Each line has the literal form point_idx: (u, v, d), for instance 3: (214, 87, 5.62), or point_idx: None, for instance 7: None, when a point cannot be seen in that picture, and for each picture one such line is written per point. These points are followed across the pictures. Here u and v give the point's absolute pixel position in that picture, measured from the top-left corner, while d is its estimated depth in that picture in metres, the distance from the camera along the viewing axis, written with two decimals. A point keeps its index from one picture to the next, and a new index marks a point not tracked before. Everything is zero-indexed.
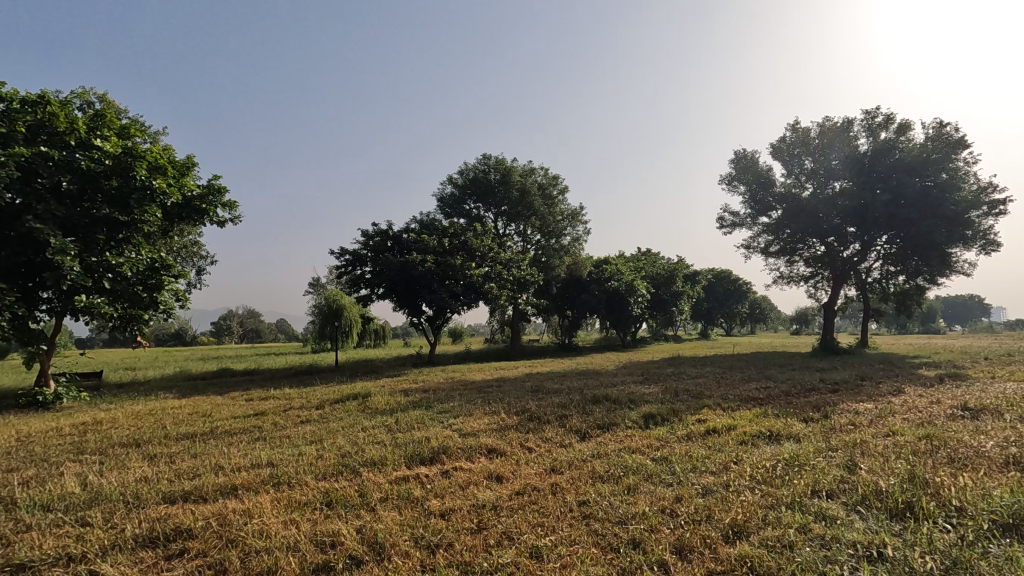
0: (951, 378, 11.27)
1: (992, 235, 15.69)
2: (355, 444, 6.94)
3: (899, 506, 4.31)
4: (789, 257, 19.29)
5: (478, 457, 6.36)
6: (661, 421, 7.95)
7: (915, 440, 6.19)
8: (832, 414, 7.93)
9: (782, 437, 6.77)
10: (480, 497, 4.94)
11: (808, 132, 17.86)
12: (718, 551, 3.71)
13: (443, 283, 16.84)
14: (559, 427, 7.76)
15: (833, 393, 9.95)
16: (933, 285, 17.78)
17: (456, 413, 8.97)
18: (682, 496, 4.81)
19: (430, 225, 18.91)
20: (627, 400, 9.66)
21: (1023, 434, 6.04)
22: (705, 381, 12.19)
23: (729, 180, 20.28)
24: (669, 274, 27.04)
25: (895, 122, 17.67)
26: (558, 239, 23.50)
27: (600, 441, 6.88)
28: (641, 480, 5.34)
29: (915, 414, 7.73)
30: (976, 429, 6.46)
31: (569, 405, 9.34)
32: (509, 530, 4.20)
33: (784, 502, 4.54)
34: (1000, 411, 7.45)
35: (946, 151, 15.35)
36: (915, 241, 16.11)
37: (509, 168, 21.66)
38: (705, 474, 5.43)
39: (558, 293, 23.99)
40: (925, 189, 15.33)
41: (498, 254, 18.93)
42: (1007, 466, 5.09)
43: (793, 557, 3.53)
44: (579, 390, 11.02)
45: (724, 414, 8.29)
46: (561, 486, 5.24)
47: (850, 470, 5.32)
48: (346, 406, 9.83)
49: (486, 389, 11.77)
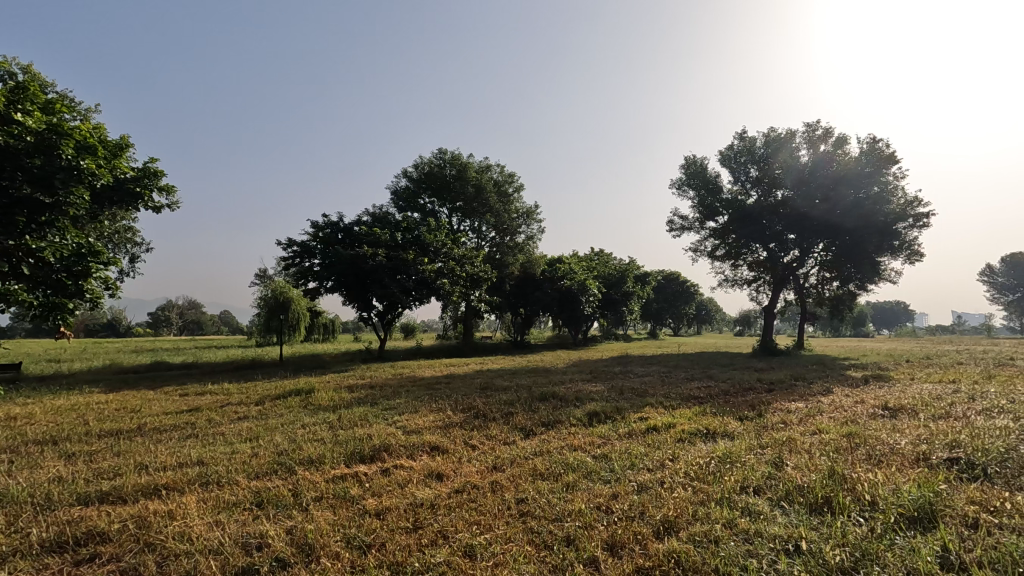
0: (876, 379, 11.96)
1: (916, 246, 16.77)
2: (293, 442, 6.73)
3: (819, 501, 4.54)
4: (734, 261, 20.05)
5: (420, 455, 6.28)
6: (605, 419, 8.08)
7: (838, 437, 6.53)
8: (765, 413, 8.27)
9: (717, 435, 7.01)
10: (418, 496, 4.87)
11: (754, 142, 18.46)
12: (648, 547, 3.79)
13: (394, 278, 16.57)
14: (504, 424, 7.78)
15: (769, 392, 10.41)
16: (864, 291, 18.81)
17: (401, 410, 8.82)
18: (618, 493, 4.90)
19: (383, 218, 18.67)
20: (573, 398, 9.76)
21: (934, 432, 6.50)
22: (650, 379, 12.53)
23: (679, 184, 20.85)
24: (620, 274, 27.54)
25: (833, 135, 18.53)
26: (513, 237, 23.60)
27: (544, 438, 6.93)
28: (581, 477, 5.40)
29: (841, 412, 8.18)
30: (892, 428, 6.88)
31: (515, 403, 9.38)
32: (444, 529, 4.16)
33: (713, 498, 4.70)
34: (915, 410, 7.97)
35: (879, 165, 16.24)
36: (848, 249, 17.07)
37: (465, 163, 21.41)
38: (642, 471, 5.56)
39: (511, 291, 24.02)
40: (859, 201, 16.17)
41: (452, 249, 18.62)
42: (916, 463, 5.45)
43: (717, 552, 3.66)
44: (527, 388, 11.04)
45: (665, 413, 8.49)
46: (501, 484, 5.24)
47: (778, 467, 5.56)
48: (288, 403, 9.51)
49: (435, 386, 11.66)
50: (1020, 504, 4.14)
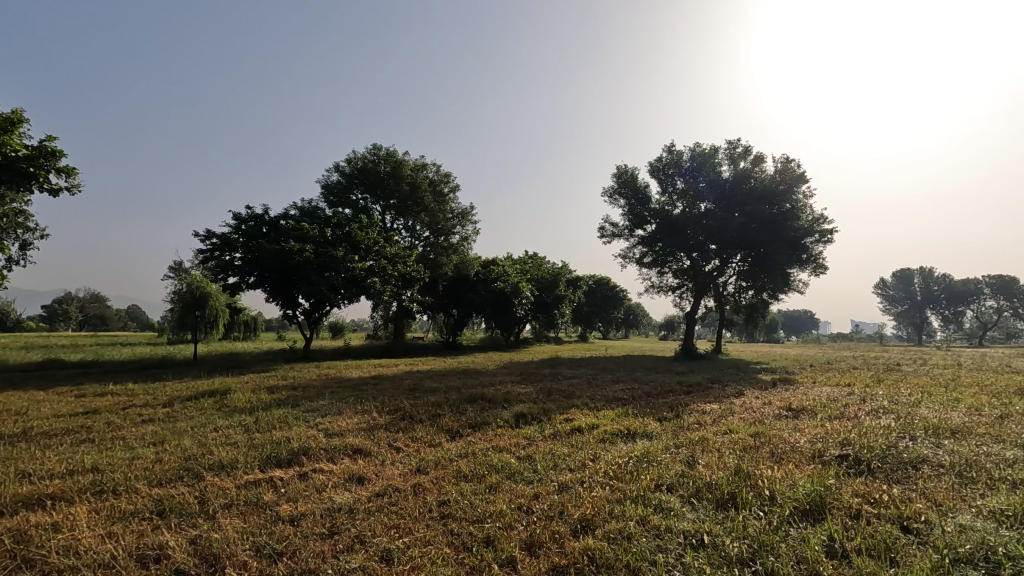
0: (783, 382, 12.88)
1: (821, 260, 18.30)
2: (203, 446, 6.35)
3: (725, 497, 4.82)
4: (660, 269, 20.87)
5: (341, 458, 6.10)
6: (532, 420, 8.19)
7: (746, 437, 6.96)
8: (683, 414, 8.69)
9: (637, 435, 7.29)
10: (336, 501, 4.73)
11: (681, 155, 19.32)
12: (565, 546, 3.88)
13: (322, 276, 15.97)
14: (431, 426, 7.71)
15: (687, 394, 10.91)
16: (776, 300, 20.16)
17: (324, 412, 8.51)
18: (540, 493, 4.98)
19: (311, 213, 18.00)
20: (502, 400, 9.81)
21: (828, 431, 7.07)
22: (578, 382, 12.81)
23: (610, 193, 21.45)
24: (553, 278, 28.01)
25: (752, 153, 19.80)
26: (448, 237, 23.53)
27: (469, 440, 6.91)
28: (504, 478, 5.45)
29: (750, 413, 8.73)
30: (795, 428, 7.42)
31: (444, 404, 9.31)
32: (362, 534, 4.06)
33: (630, 496, 4.87)
34: (815, 411, 8.64)
35: (791, 184, 17.53)
36: (763, 261, 18.31)
37: (399, 161, 21.02)
38: (564, 471, 5.68)
39: (445, 292, 23.88)
40: (773, 215, 17.45)
41: (384, 247, 18.23)
42: (812, 460, 5.90)
43: (629, 548, 3.80)
44: (457, 389, 10.97)
45: (590, 414, 8.70)
46: (424, 486, 5.19)
47: (691, 465, 5.85)
48: (200, 405, 8.93)
49: (362, 387, 11.39)
50: (894, 495, 4.60)
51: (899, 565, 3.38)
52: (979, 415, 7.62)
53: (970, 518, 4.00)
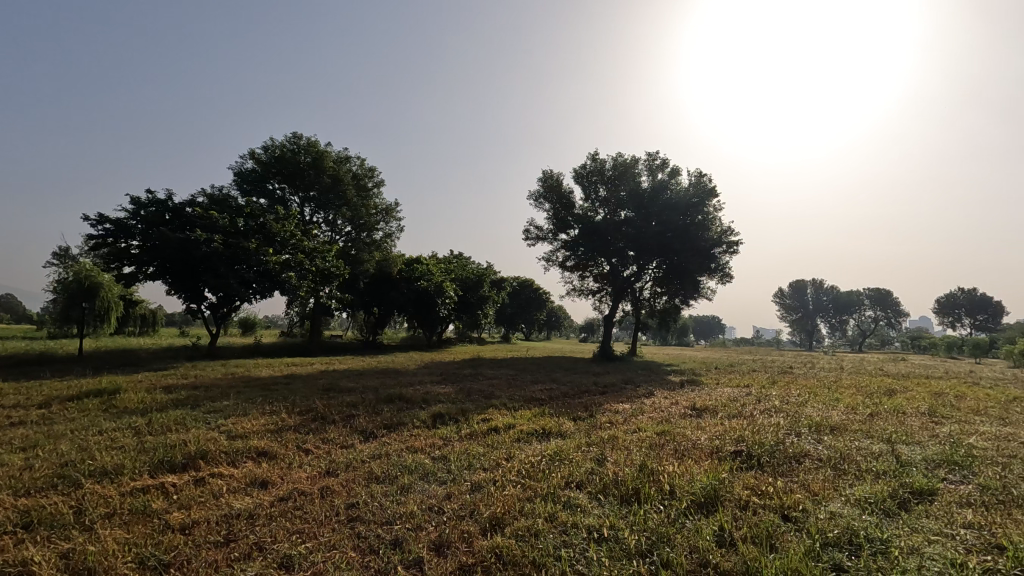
0: (689, 383, 13.72)
1: (727, 269, 19.64)
2: (85, 451, 5.77)
3: (629, 492, 5.05)
4: (581, 272, 21.43)
5: (243, 461, 5.76)
6: (449, 421, 8.16)
7: (653, 435, 7.34)
8: (596, 413, 9.02)
9: (552, 434, 7.48)
10: (234, 507, 4.46)
11: (604, 163, 19.93)
12: (473, 545, 3.90)
13: (231, 268, 14.99)
14: (344, 427, 7.45)
15: (602, 394, 11.34)
16: (687, 305, 21.36)
17: (229, 413, 8.03)
18: (452, 493, 4.97)
19: (221, 201, 16.85)
20: (420, 400, 9.69)
21: (727, 429, 7.61)
22: (498, 382, 12.93)
23: (535, 196, 21.72)
24: (477, 278, 27.98)
25: (669, 165, 20.83)
26: (370, 234, 22.86)
27: (384, 441, 6.79)
28: (417, 478, 5.39)
29: (658, 412, 9.21)
30: (697, 425, 7.93)
31: (359, 404, 9.08)
32: (261, 541, 3.86)
33: (540, 494, 4.98)
34: (715, 410, 9.27)
35: (703, 197, 18.63)
36: (676, 268, 19.34)
37: (321, 151, 20.19)
38: (478, 471, 5.70)
39: (365, 289, 23.04)
40: (686, 226, 18.49)
41: (302, 241, 17.38)
42: (710, 456, 6.30)
43: (536, 544, 3.89)
44: (374, 390, 10.69)
45: (507, 414, 8.80)
46: (332, 489, 5.02)
47: (600, 462, 6.08)
48: (83, 406, 8.12)
49: (272, 386, 10.84)
50: (778, 487, 5.02)
51: (778, 550, 3.69)
52: (853, 413, 8.52)
53: (839, 506, 4.45)
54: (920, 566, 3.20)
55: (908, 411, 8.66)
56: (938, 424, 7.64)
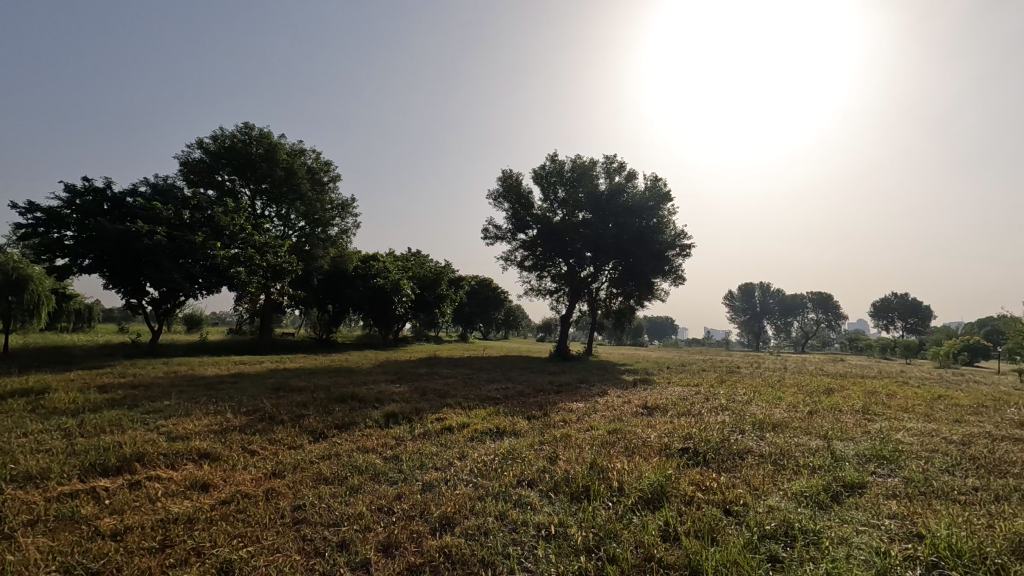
0: (642, 382, 14.02)
1: (680, 271, 20.20)
2: (8, 454, 5.41)
3: (579, 489, 5.12)
4: (539, 272, 21.55)
5: (184, 464, 5.53)
6: (402, 420, 8.05)
7: (605, 433, 7.48)
8: (550, 412, 9.10)
9: (506, 433, 7.50)
10: (171, 511, 4.27)
11: (563, 165, 20.11)
12: (422, 545, 3.87)
13: (176, 262, 14.32)
14: (293, 427, 7.25)
15: (557, 393, 11.44)
16: (641, 306, 21.82)
17: (170, 413, 7.68)
18: (402, 493, 4.92)
19: (166, 191, 16.07)
20: (373, 399, 9.53)
21: (676, 426, 7.83)
22: (454, 381, 12.87)
23: (495, 195, 21.74)
24: (435, 276, 27.71)
25: (626, 169, 21.25)
26: (326, 230, 22.22)
27: (334, 441, 6.64)
28: (367, 479, 5.30)
29: (611, 411, 9.39)
30: (647, 424, 8.12)
31: (310, 404, 8.85)
32: (199, 545, 3.71)
33: (492, 492, 5.00)
34: (665, 409, 9.51)
35: (658, 201, 19.09)
36: (632, 270, 19.73)
37: (274, 143, 19.53)
38: (430, 471, 5.66)
39: (320, 286, 22.52)
40: (642, 228, 18.92)
41: (252, 235, 16.76)
42: (659, 453, 6.47)
43: (486, 543, 3.90)
44: (326, 389, 10.43)
45: (462, 413, 8.77)
46: (277, 491, 4.88)
47: (552, 460, 6.15)
48: (7, 406, 7.60)
49: (217, 386, 10.41)
50: (722, 482, 5.20)
51: (719, 543, 3.83)
52: (794, 411, 8.92)
53: (777, 499, 4.65)
54: (848, 554, 3.39)
55: (844, 409, 9.13)
56: (870, 421, 8.09)
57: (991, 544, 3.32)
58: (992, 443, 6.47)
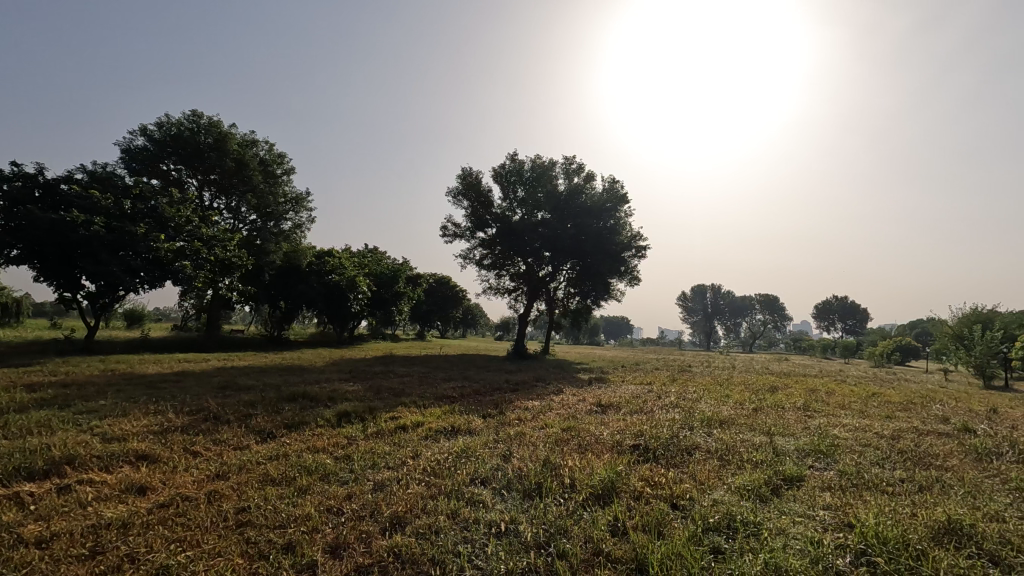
0: (597, 380, 14.23)
1: (636, 272, 20.66)
2: None
3: (532, 487, 5.16)
4: (497, 271, 21.51)
5: (120, 466, 5.26)
6: (355, 420, 7.89)
7: (559, 431, 7.56)
8: (506, 410, 9.13)
9: (460, 432, 7.48)
10: (103, 516, 4.05)
11: (522, 164, 20.15)
12: (371, 545, 3.81)
13: (115, 255, 13.59)
14: (239, 427, 7.00)
15: (513, 392, 11.49)
16: (598, 305, 22.15)
17: (104, 414, 7.27)
18: (353, 493, 4.83)
19: (104, 179, 15.21)
20: (326, 398, 9.32)
21: (628, 424, 7.99)
22: (409, 379, 12.72)
23: (455, 193, 21.58)
24: (392, 273, 27.30)
25: (584, 170, 21.52)
26: (278, 224, 21.55)
27: (283, 441, 6.45)
28: (316, 479, 5.18)
29: (566, 409, 9.50)
30: (601, 422, 8.26)
31: (258, 403, 8.57)
32: (133, 551, 3.54)
33: (444, 491, 4.98)
34: (618, 407, 9.70)
35: (615, 203, 19.44)
36: (589, 270, 20.01)
37: (225, 133, 18.75)
38: (382, 470, 5.58)
39: (271, 282, 21.83)
40: (599, 229, 19.24)
41: (199, 228, 16.07)
42: (611, 450, 6.59)
43: (437, 541, 3.87)
44: (276, 388, 10.12)
45: (417, 412, 8.68)
46: (221, 493, 4.70)
47: (506, 458, 6.17)
48: None
49: (158, 384, 9.93)
50: (670, 477, 5.35)
51: (665, 536, 3.94)
52: (740, 408, 9.25)
53: (722, 493, 4.82)
54: (785, 544, 3.54)
55: (786, 406, 9.54)
56: (810, 418, 8.50)
57: (913, 531, 3.54)
58: (919, 437, 6.89)
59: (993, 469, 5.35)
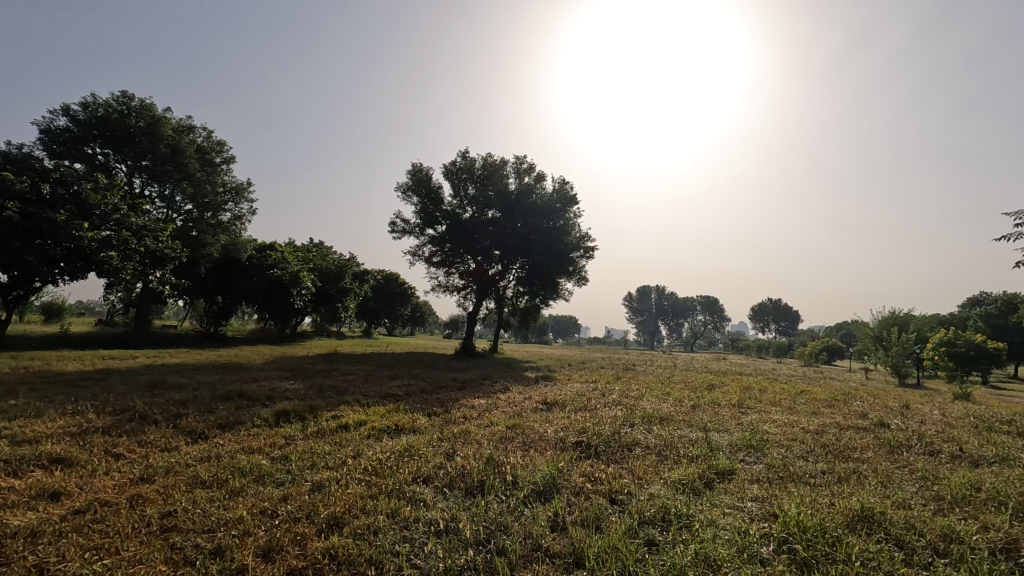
0: (544, 379, 14.38)
1: (584, 272, 21.04)
2: None
3: (475, 484, 5.16)
4: (447, 269, 21.35)
5: (30, 471, 4.87)
6: (294, 419, 7.64)
7: (504, 429, 7.60)
8: (451, 408, 9.10)
9: (405, 430, 7.39)
10: (10, 524, 3.75)
11: (474, 162, 20.05)
12: (306, 548, 3.69)
13: (30, 244, 12.60)
14: (167, 428, 6.62)
15: (459, 390, 11.45)
16: (547, 305, 22.37)
17: (14, 414, 6.72)
18: (289, 495, 4.68)
19: (20, 160, 14.06)
20: (264, 397, 8.99)
21: (572, 421, 8.12)
22: (354, 377, 12.46)
23: (404, 189, 21.23)
24: (338, 269, 26.58)
25: (535, 170, 21.67)
26: (216, 215, 20.57)
27: (215, 442, 6.17)
28: (250, 481, 4.98)
29: (512, 407, 9.56)
30: (545, 419, 8.37)
31: (189, 403, 8.15)
32: (43, 561, 3.29)
33: (385, 490, 4.90)
34: (564, 405, 9.84)
35: (565, 204, 19.70)
36: (538, 270, 20.20)
37: (158, 117, 17.77)
38: (321, 470, 5.43)
39: (207, 276, 20.83)
40: (548, 229, 19.47)
41: (128, 216, 15.10)
42: (555, 446, 6.70)
43: (375, 542, 3.80)
44: (210, 387, 9.67)
45: (360, 410, 8.50)
46: (144, 497, 4.45)
47: (450, 457, 6.14)
48: None
49: (78, 383, 9.28)
50: (609, 473, 5.49)
51: (602, 530, 4.04)
52: (680, 406, 9.58)
53: (658, 487, 4.99)
54: (715, 535, 3.70)
55: (721, 404, 9.95)
56: (743, 414, 8.91)
57: (830, 519, 3.79)
58: (840, 431, 7.35)
59: (903, 460, 5.79)
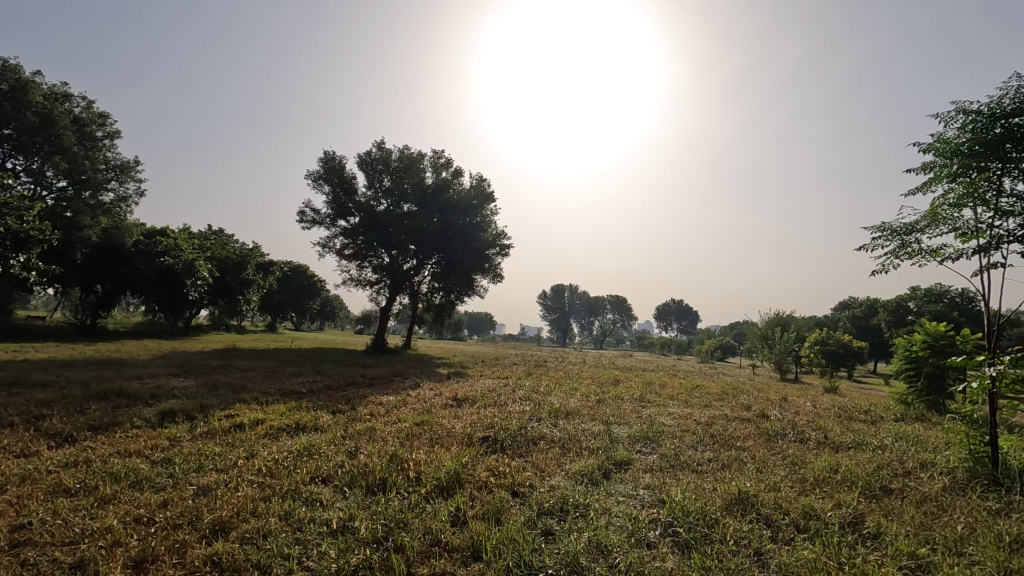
0: (456, 375, 14.36)
1: (499, 270, 21.28)
2: None
3: (377, 481, 5.05)
4: (359, 262, 20.65)
5: None
6: (181, 419, 7.08)
7: (411, 425, 7.50)
8: (358, 406, 8.83)
9: (306, 429, 7.08)
10: None
11: (390, 154, 19.53)
12: (185, 556, 3.44)
13: None
14: (25, 431, 5.89)
15: (368, 387, 11.13)
16: (461, 301, 22.30)
17: None
18: (170, 500, 4.34)
19: None
20: (148, 395, 8.24)
21: (481, 417, 8.16)
22: (253, 374, 11.72)
23: (315, 177, 20.23)
24: (239, 260, 24.63)
25: (452, 166, 21.55)
26: (95, 194, 18.50)
27: (86, 445, 5.57)
28: (124, 487, 4.55)
29: (421, 404, 9.44)
30: (454, 416, 8.32)
31: (56, 403, 7.29)
32: None
33: (279, 492, 4.66)
34: (474, 401, 9.87)
35: (481, 201, 19.82)
36: (453, 266, 20.15)
37: (25, 80, 15.42)
38: (208, 473, 5.06)
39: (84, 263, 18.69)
40: (464, 226, 19.50)
41: None
42: (461, 442, 6.71)
43: (263, 546, 3.62)
44: (82, 385, 8.69)
45: (258, 409, 8.02)
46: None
47: (352, 454, 5.97)
48: None
49: None
50: (513, 467, 5.58)
51: (502, 523, 4.11)
52: (586, 400, 9.93)
53: (558, 479, 5.15)
54: (607, 522, 3.88)
55: (625, 398, 10.43)
56: (643, 408, 9.40)
57: (711, 504, 4.10)
58: (727, 422, 7.97)
59: (777, 447, 6.41)
